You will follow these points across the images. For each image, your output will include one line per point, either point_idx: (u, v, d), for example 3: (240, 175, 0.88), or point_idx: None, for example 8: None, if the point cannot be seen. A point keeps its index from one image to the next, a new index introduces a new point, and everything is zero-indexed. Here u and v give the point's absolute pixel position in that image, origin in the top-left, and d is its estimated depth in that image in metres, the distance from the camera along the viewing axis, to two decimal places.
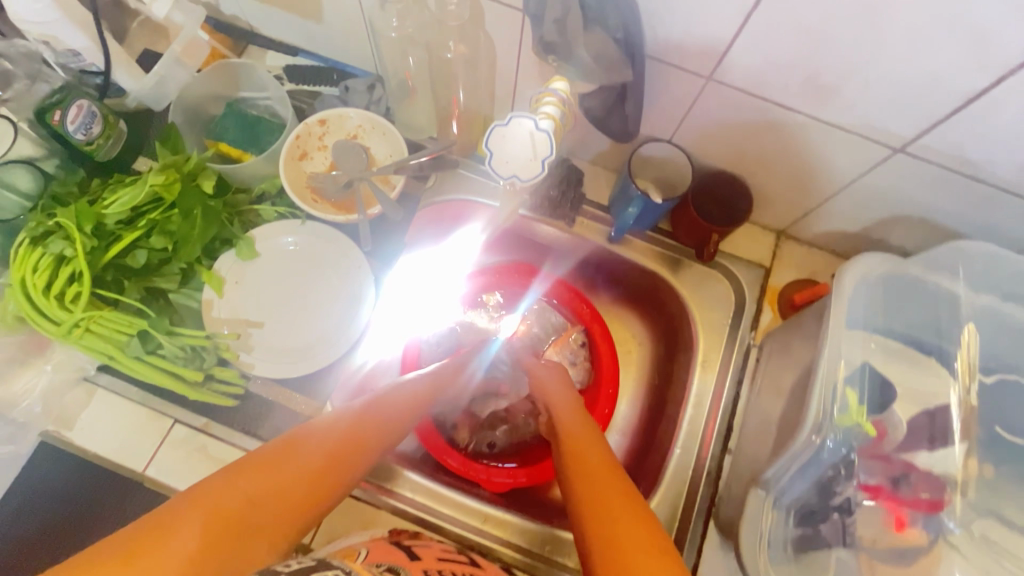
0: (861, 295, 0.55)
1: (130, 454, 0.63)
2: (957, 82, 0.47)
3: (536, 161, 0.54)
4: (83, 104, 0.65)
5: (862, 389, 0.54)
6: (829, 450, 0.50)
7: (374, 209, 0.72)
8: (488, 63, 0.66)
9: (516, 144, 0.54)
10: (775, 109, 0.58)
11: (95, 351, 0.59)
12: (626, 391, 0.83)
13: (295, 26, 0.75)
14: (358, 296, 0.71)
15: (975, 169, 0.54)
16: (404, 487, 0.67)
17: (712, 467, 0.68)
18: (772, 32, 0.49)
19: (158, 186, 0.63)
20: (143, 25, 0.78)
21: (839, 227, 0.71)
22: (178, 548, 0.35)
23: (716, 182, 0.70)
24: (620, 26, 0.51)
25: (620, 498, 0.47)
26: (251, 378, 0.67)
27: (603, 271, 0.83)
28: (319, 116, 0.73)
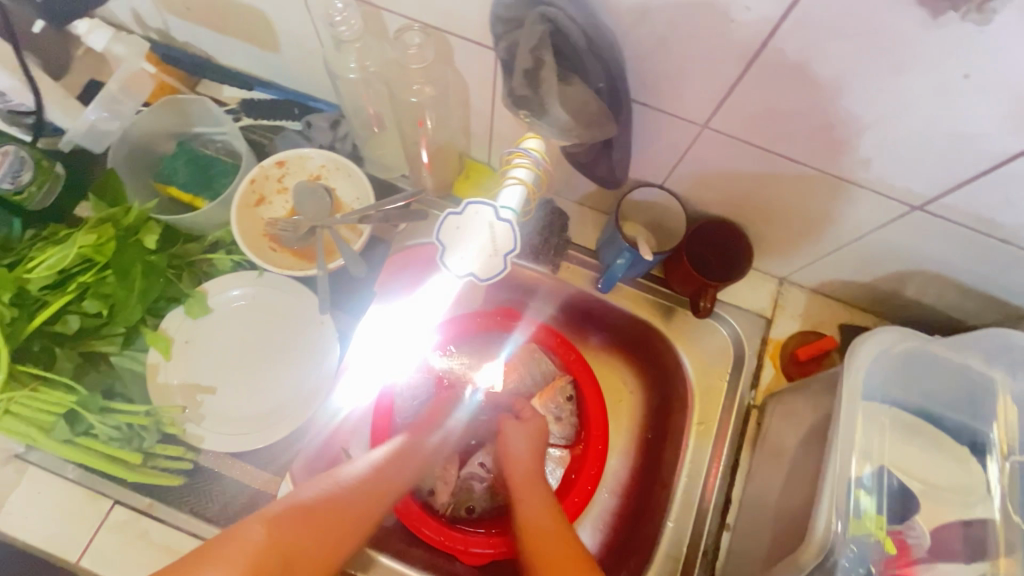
0: (875, 371, 0.49)
1: (63, 541, 0.56)
2: (988, 143, 0.41)
3: (496, 256, 0.47)
4: (9, 150, 0.59)
5: (880, 495, 0.47)
6: (842, 570, 0.43)
7: (336, 261, 0.65)
8: (460, 102, 0.60)
9: (472, 237, 0.47)
10: (778, 161, 0.52)
11: (14, 436, 0.52)
12: (617, 446, 0.77)
13: (252, 57, 0.68)
14: (320, 353, 0.65)
15: (1004, 232, 0.48)
16: (374, 568, 0.64)
17: (709, 545, 0.63)
18: (773, 84, 0.43)
19: (88, 247, 0.55)
20: (88, 54, 0.69)
21: (847, 279, 0.65)
22: None
23: (714, 230, 0.64)
24: (601, 76, 0.45)
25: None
26: (201, 450, 0.61)
27: (589, 316, 0.77)
28: (277, 158, 0.66)
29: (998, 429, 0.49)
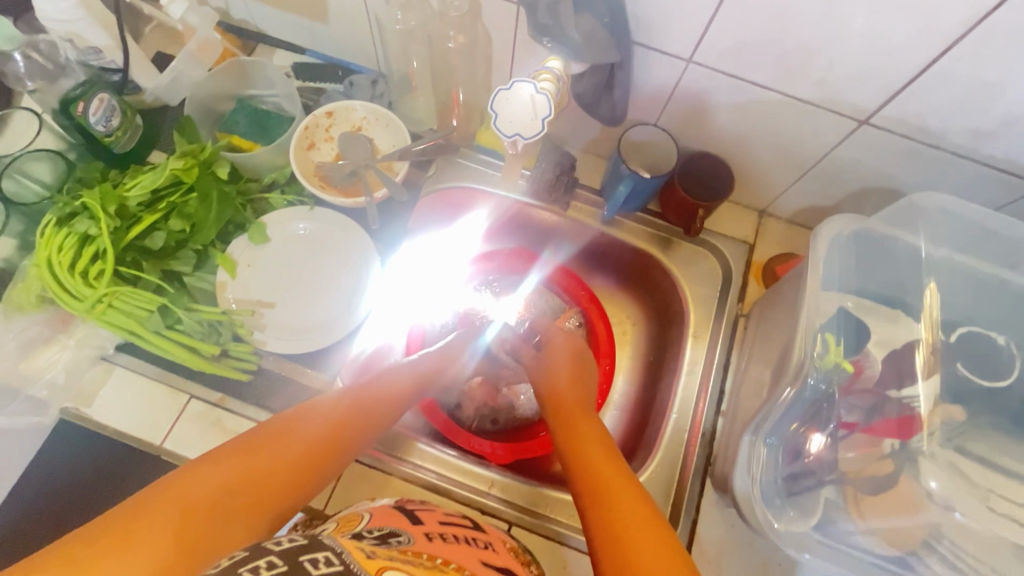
0: (838, 253, 0.59)
1: (148, 428, 0.65)
2: (910, 54, 0.52)
3: (537, 120, 0.57)
4: (104, 98, 0.68)
5: (839, 330, 0.56)
6: (811, 387, 0.54)
7: (381, 192, 0.76)
8: (486, 54, 0.71)
9: (515, 105, 0.56)
10: (751, 89, 0.63)
11: (117, 327, 0.62)
12: (622, 368, 0.87)
13: (302, 27, 0.79)
14: (364, 276, 0.74)
15: (932, 136, 0.59)
16: (413, 455, 0.69)
17: (707, 427, 0.72)
18: (743, 15, 0.55)
19: (178, 170, 0.66)
20: (157, 30, 0.82)
21: (816, 203, 0.76)
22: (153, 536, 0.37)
23: (702, 161, 0.75)
24: (606, 11, 0.57)
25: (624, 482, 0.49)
26: (264, 354, 0.69)
27: (596, 254, 0.87)
28: (326, 108, 0.77)
29: (924, 317, 0.56)
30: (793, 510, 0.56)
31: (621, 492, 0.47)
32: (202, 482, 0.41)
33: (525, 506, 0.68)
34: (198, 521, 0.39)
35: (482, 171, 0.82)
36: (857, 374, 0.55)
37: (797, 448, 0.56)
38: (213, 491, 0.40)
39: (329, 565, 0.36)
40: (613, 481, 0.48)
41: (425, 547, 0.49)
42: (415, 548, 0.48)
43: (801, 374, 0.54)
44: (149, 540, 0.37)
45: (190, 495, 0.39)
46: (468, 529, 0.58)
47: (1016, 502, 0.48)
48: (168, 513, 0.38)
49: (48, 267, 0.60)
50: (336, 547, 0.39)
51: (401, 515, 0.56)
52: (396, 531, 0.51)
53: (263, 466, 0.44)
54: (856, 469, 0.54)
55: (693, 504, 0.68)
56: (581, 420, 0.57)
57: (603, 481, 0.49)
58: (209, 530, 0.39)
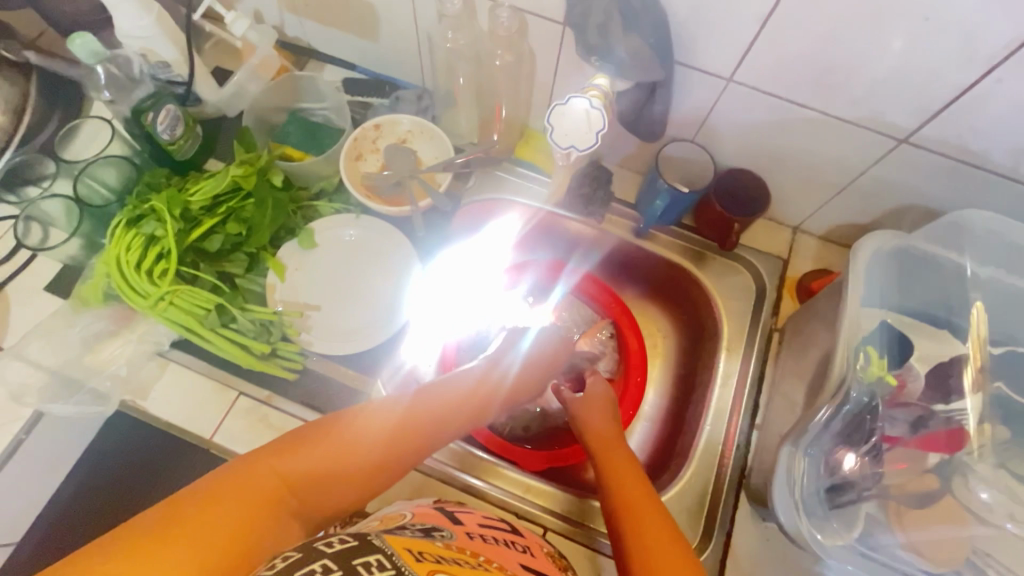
0: (878, 269, 0.59)
1: (198, 422, 0.68)
2: (953, 75, 0.54)
3: (591, 133, 0.61)
4: (171, 108, 0.73)
5: (879, 344, 0.57)
6: (852, 401, 0.53)
7: (425, 201, 0.79)
8: (529, 72, 0.74)
9: (573, 121, 0.60)
10: (790, 108, 0.65)
11: (177, 323, 0.65)
12: (654, 380, 0.88)
13: (354, 44, 0.83)
14: (404, 281, 0.77)
15: (973, 156, 0.60)
16: (450, 457, 0.71)
17: (741, 441, 0.72)
18: (786, 37, 0.57)
19: (238, 176, 0.70)
20: (217, 47, 0.87)
21: (852, 220, 0.77)
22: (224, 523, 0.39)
23: (737, 177, 0.76)
24: (652, 32, 0.59)
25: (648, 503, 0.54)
26: (309, 354, 0.72)
27: (630, 267, 0.88)
28: (375, 121, 0.80)
29: (971, 335, 0.57)
30: (836, 521, 0.56)
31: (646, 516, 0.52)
32: (263, 481, 0.44)
33: (561, 513, 0.69)
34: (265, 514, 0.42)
35: (518, 184, 0.85)
36: (900, 387, 0.56)
37: (835, 463, 0.56)
38: (269, 495, 0.43)
39: (383, 569, 0.37)
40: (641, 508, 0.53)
41: (467, 543, 0.51)
42: (456, 546, 0.50)
43: (843, 388, 0.53)
44: (218, 526, 0.39)
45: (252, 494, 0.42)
46: (507, 531, 0.59)
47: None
48: (234, 504, 0.41)
49: (118, 265, 0.64)
50: (387, 548, 0.41)
51: (441, 515, 0.57)
52: (439, 529, 0.53)
53: (314, 472, 0.47)
54: (897, 483, 0.54)
55: (727, 516, 0.68)
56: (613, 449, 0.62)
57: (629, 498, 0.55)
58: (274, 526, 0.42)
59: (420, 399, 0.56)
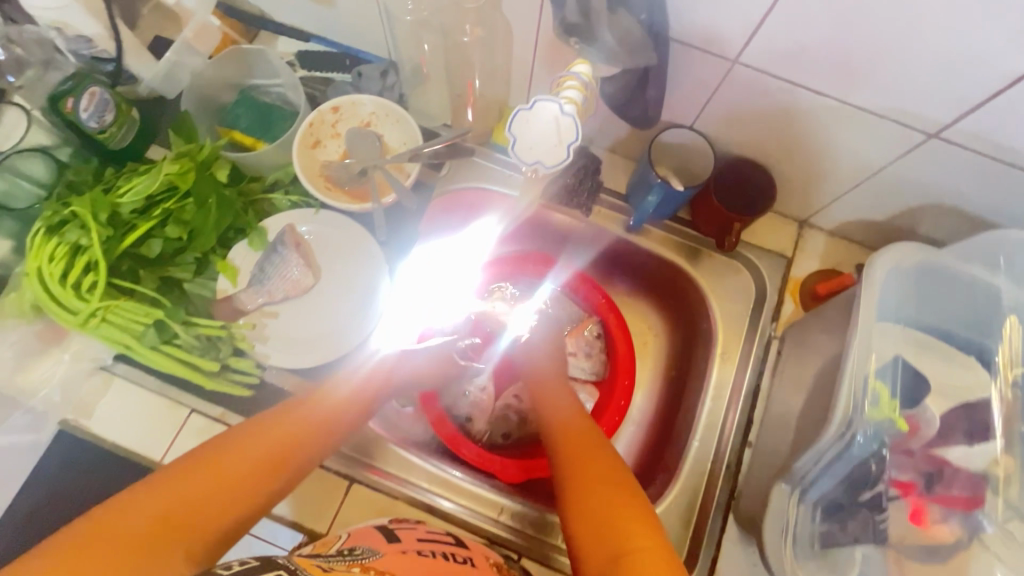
0: (892, 285, 0.53)
1: (146, 444, 0.62)
2: (1000, 64, 0.45)
3: (561, 146, 0.49)
4: (96, 92, 0.64)
5: (892, 380, 0.52)
6: (859, 445, 0.48)
7: (389, 198, 0.71)
8: (505, 46, 0.65)
9: (537, 132, 0.49)
10: (802, 94, 0.56)
11: (112, 342, 0.59)
12: (643, 383, 0.82)
13: (308, 11, 0.73)
14: (371, 288, 0.71)
15: (1014, 156, 0.52)
16: (416, 477, 0.67)
17: (732, 459, 0.67)
18: (802, 13, 0.47)
19: (173, 174, 0.62)
20: (155, 12, 0.76)
21: (866, 217, 0.69)
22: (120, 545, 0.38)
23: (739, 170, 0.68)
24: (645, 8, 0.50)
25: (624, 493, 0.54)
26: (267, 368, 0.66)
27: (619, 262, 0.81)
28: (332, 103, 0.71)
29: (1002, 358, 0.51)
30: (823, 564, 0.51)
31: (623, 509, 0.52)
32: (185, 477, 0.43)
33: (532, 535, 0.65)
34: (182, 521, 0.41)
35: (497, 170, 0.76)
36: (911, 432, 0.51)
37: (838, 502, 0.51)
38: (217, 464, 0.45)
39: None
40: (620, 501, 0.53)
41: (387, 564, 0.48)
42: (380, 565, 0.48)
43: (849, 428, 0.48)
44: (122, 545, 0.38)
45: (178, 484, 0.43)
46: (450, 544, 0.56)
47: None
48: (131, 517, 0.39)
49: (39, 278, 0.57)
50: (289, 568, 0.41)
51: (380, 532, 0.55)
52: (365, 549, 0.50)
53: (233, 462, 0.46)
54: (901, 531, 0.50)
55: (713, 539, 0.64)
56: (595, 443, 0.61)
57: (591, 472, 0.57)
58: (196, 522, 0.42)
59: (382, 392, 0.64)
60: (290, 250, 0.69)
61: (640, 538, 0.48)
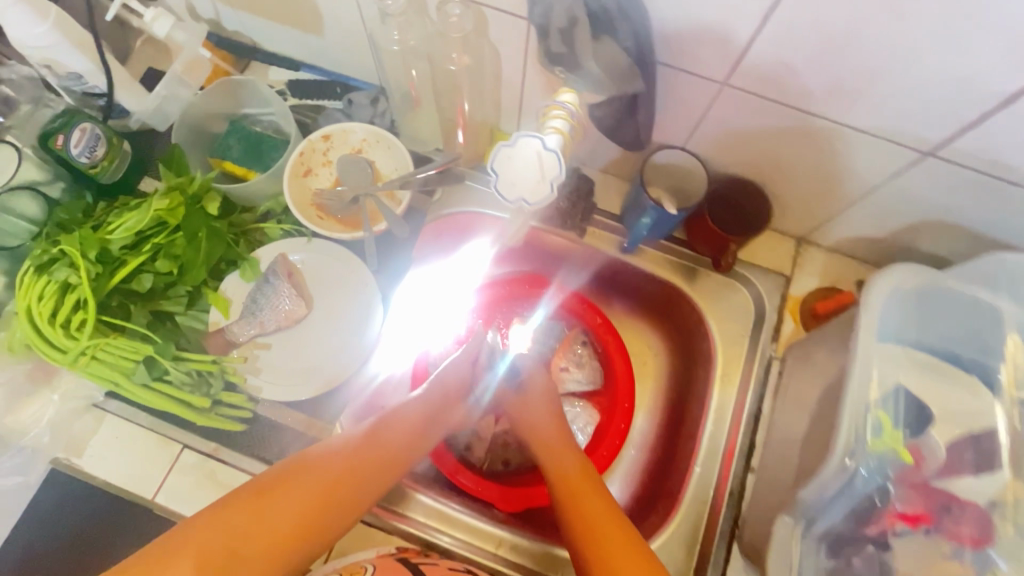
0: (894, 308, 0.51)
1: (138, 482, 0.62)
2: (994, 84, 0.44)
3: (544, 181, 0.51)
4: (88, 127, 0.64)
5: (895, 407, 0.49)
6: (863, 479, 0.46)
7: (380, 226, 0.70)
8: (493, 72, 0.64)
9: (523, 164, 0.52)
10: (794, 115, 0.55)
11: (102, 379, 0.59)
12: (642, 405, 0.80)
13: (297, 40, 0.73)
14: (363, 316, 0.70)
15: (1014, 173, 0.51)
16: (416, 512, 0.66)
17: (735, 486, 0.66)
18: (788, 37, 0.47)
19: (162, 210, 0.62)
20: (147, 44, 0.76)
21: (864, 234, 0.68)
22: None
23: (731, 188, 0.68)
24: (630, 36, 0.49)
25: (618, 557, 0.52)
26: (259, 401, 0.66)
27: (615, 282, 0.80)
28: (323, 131, 0.71)
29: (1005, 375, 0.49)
30: None
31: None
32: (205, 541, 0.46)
33: (527, 567, 0.64)
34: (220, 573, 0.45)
35: (490, 194, 0.76)
36: (917, 464, 0.48)
37: (840, 540, 0.50)
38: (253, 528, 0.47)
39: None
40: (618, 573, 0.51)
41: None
42: None
43: (851, 458, 0.46)
44: None
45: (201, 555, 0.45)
46: None
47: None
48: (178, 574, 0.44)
49: (29, 317, 0.57)
50: None
51: (403, 568, 0.57)
52: None
53: (253, 532, 0.47)
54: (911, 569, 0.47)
55: (717, 568, 0.63)
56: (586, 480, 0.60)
57: (599, 540, 0.54)
58: None
59: (387, 422, 0.59)
60: (282, 282, 0.68)
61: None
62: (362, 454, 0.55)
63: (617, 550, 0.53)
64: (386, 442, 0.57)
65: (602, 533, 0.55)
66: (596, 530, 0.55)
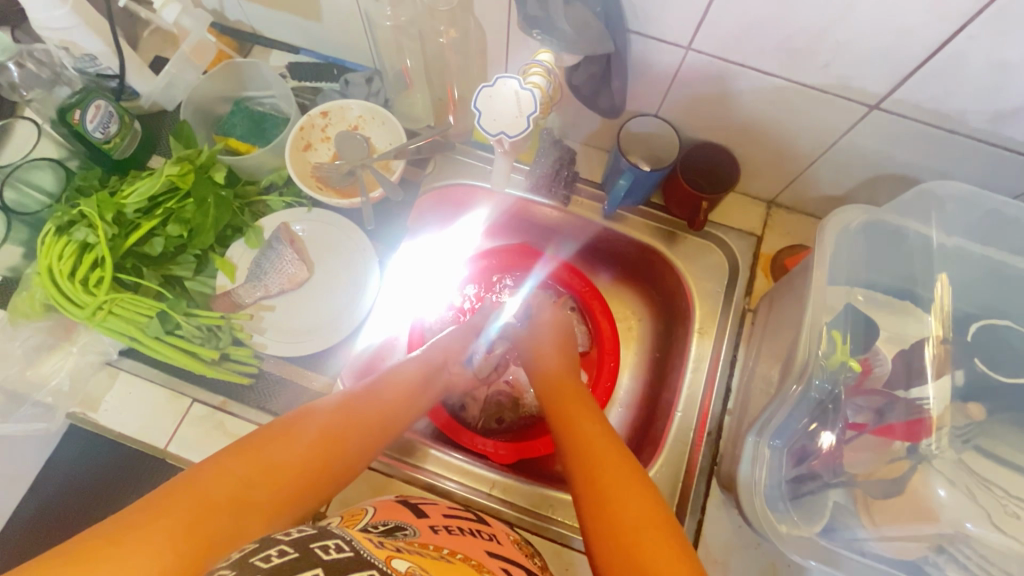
0: (844, 245, 0.57)
1: (151, 433, 0.65)
2: (923, 35, 0.50)
3: (522, 118, 0.56)
4: (100, 104, 0.68)
5: (847, 327, 0.55)
6: (816, 389, 0.53)
7: (376, 192, 0.75)
8: (480, 48, 0.69)
9: (502, 103, 0.55)
10: (753, 76, 0.60)
11: (118, 333, 0.65)
12: (627, 364, 0.85)
13: (296, 26, 0.78)
14: (360, 280, 0.74)
15: (950, 121, 0.56)
16: (427, 462, 0.69)
17: (713, 427, 0.70)
18: (742, 1, 0.52)
19: (174, 176, 0.67)
20: (155, 34, 0.81)
21: (826, 193, 0.74)
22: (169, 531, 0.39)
23: (704, 152, 0.72)
24: (600, 0, 0.56)
25: (624, 472, 0.50)
26: (264, 357, 0.70)
27: (600, 250, 0.84)
28: (321, 108, 0.76)
29: (935, 309, 0.54)
30: (796, 514, 0.55)
31: (621, 490, 0.48)
32: (208, 486, 0.43)
33: (522, 506, 0.67)
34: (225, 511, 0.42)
35: (482, 167, 0.80)
36: (865, 374, 0.53)
37: (804, 451, 0.55)
38: (261, 468, 0.46)
39: (340, 551, 0.37)
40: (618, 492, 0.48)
41: (432, 539, 0.48)
42: (420, 542, 0.46)
43: (805, 374, 0.53)
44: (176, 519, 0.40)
45: (204, 499, 0.42)
46: (472, 522, 0.57)
47: (1017, 497, 0.47)
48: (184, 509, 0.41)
49: (50, 276, 0.63)
50: (346, 535, 0.40)
51: (408, 509, 0.55)
52: (404, 525, 0.50)
53: (262, 466, 0.46)
54: (866, 470, 0.52)
55: (698, 503, 0.67)
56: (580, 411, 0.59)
57: (594, 455, 0.52)
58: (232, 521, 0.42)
59: (387, 381, 0.60)
60: (286, 247, 0.72)
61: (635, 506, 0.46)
62: (361, 407, 0.56)
63: (619, 462, 0.51)
64: (378, 405, 0.57)
65: (598, 449, 0.53)
66: (593, 448, 0.53)
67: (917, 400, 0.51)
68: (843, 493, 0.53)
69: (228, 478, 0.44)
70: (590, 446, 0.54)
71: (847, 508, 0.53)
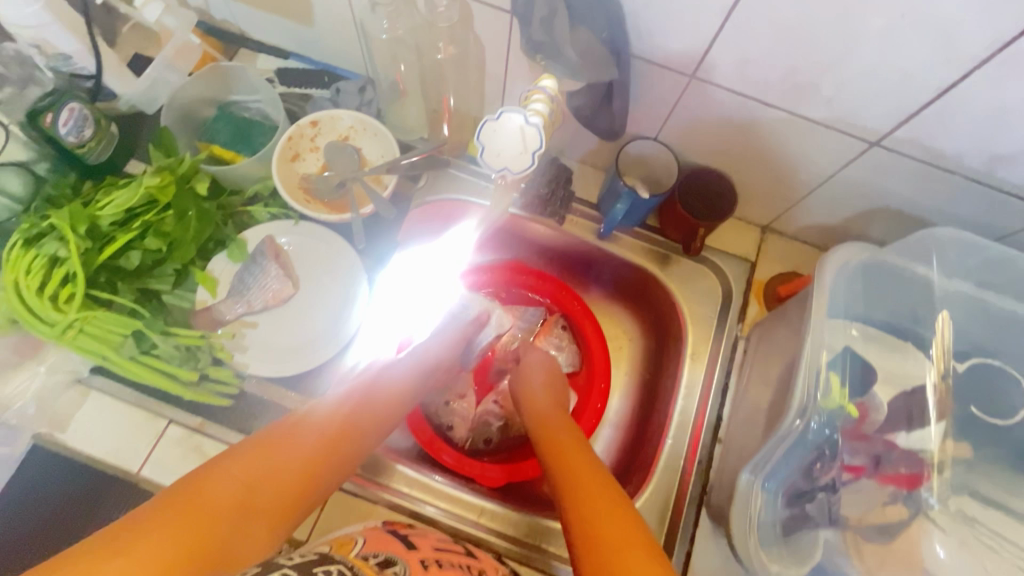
0: (843, 284, 0.57)
1: (123, 455, 0.63)
2: (928, 78, 0.49)
3: (526, 153, 0.54)
4: (75, 107, 0.65)
5: (843, 369, 0.55)
6: (814, 430, 0.53)
7: (367, 209, 0.72)
8: (478, 63, 0.67)
9: (506, 136, 0.54)
10: (755, 107, 0.60)
11: (90, 352, 0.62)
12: (618, 385, 0.84)
13: (285, 30, 0.75)
14: (347, 298, 0.71)
15: (949, 162, 0.56)
16: (400, 482, 0.67)
17: (703, 456, 0.70)
18: (751, 31, 0.51)
19: (153, 188, 0.65)
20: (135, 30, 0.76)
21: (820, 221, 0.74)
22: (174, 535, 0.37)
23: (703, 177, 0.72)
24: (606, 26, 0.54)
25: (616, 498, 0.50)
26: (246, 377, 0.67)
27: (592, 269, 0.83)
28: (311, 117, 0.72)
29: (935, 347, 0.55)
30: (787, 550, 0.55)
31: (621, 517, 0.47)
32: (215, 487, 0.41)
33: (510, 536, 0.66)
34: (231, 513, 0.40)
35: (474, 182, 0.78)
36: (861, 418, 0.54)
37: (795, 491, 0.54)
38: (268, 468, 0.45)
39: None
40: (612, 509, 0.48)
41: None
42: None
43: (805, 414, 0.53)
44: (180, 521, 0.37)
45: (206, 505, 0.39)
46: (463, 555, 0.55)
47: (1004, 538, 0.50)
48: (189, 512, 0.38)
49: (16, 291, 0.60)
50: None
51: (398, 540, 0.53)
52: (394, 560, 0.48)
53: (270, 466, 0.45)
54: (857, 513, 0.53)
55: (687, 534, 0.66)
56: (570, 452, 0.58)
57: (583, 490, 0.51)
58: (239, 525, 0.40)
59: (373, 391, 0.59)
60: (270, 262, 0.69)
61: (633, 524, 0.46)
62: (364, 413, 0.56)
63: (613, 493, 0.51)
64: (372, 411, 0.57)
65: (586, 485, 0.52)
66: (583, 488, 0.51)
67: (916, 447, 0.52)
68: (835, 533, 0.53)
69: (234, 478, 0.43)
70: (573, 485, 0.52)
71: (838, 546, 0.53)
